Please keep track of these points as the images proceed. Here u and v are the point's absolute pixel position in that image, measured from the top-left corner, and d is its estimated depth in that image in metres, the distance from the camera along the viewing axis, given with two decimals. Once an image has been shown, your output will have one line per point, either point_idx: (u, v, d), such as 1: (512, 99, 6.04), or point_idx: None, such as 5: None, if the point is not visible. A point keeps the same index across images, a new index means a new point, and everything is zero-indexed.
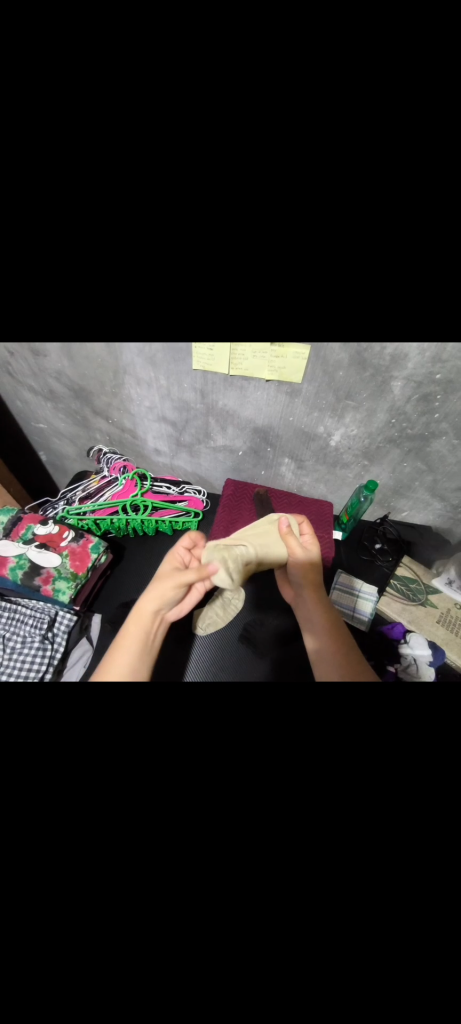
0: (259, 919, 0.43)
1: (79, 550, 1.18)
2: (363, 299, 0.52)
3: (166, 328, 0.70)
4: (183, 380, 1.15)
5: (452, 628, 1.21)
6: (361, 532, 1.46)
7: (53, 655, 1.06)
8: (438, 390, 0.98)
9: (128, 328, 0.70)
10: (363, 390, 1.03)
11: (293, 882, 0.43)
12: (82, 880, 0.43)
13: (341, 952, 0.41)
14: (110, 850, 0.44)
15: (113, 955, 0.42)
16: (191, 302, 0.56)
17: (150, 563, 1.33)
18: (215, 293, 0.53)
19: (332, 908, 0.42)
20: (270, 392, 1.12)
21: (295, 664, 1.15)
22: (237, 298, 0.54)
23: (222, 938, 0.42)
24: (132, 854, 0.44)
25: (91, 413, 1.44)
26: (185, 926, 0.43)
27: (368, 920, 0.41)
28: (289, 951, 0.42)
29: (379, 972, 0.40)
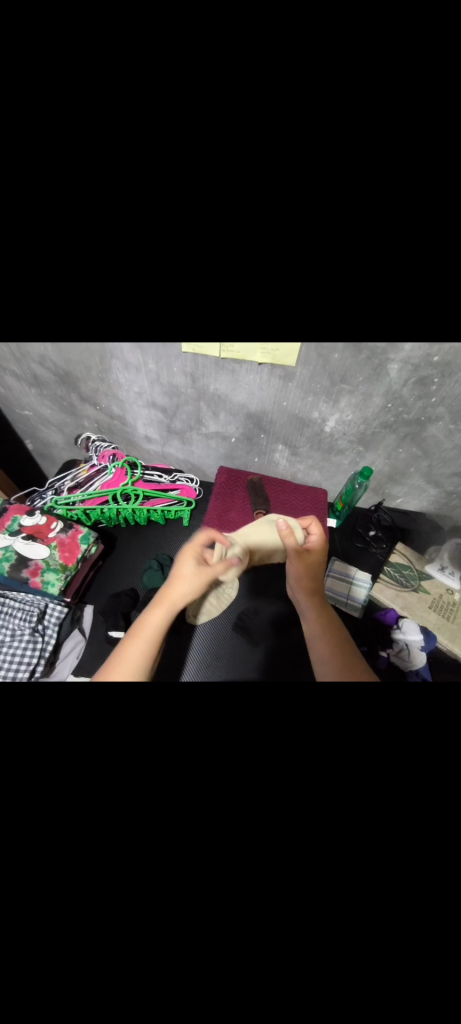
0: (253, 906, 0.43)
1: (68, 542, 1.15)
2: None
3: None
4: (172, 364, 1.11)
5: (444, 613, 1.22)
6: (355, 520, 1.44)
7: (45, 647, 1.04)
8: (435, 374, 0.95)
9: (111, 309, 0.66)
10: (358, 374, 1.00)
11: (285, 867, 0.44)
12: (73, 874, 0.43)
13: (332, 933, 0.42)
14: (102, 844, 0.44)
15: (107, 944, 0.42)
16: None
17: (143, 554, 1.31)
18: None
19: (323, 891, 0.43)
20: (262, 376, 1.08)
21: (289, 651, 1.16)
22: None
23: (216, 923, 0.43)
24: (124, 847, 0.44)
25: (77, 400, 1.38)
26: (180, 915, 0.43)
27: (358, 902, 0.42)
28: (282, 934, 0.42)
29: (368, 949, 0.41)
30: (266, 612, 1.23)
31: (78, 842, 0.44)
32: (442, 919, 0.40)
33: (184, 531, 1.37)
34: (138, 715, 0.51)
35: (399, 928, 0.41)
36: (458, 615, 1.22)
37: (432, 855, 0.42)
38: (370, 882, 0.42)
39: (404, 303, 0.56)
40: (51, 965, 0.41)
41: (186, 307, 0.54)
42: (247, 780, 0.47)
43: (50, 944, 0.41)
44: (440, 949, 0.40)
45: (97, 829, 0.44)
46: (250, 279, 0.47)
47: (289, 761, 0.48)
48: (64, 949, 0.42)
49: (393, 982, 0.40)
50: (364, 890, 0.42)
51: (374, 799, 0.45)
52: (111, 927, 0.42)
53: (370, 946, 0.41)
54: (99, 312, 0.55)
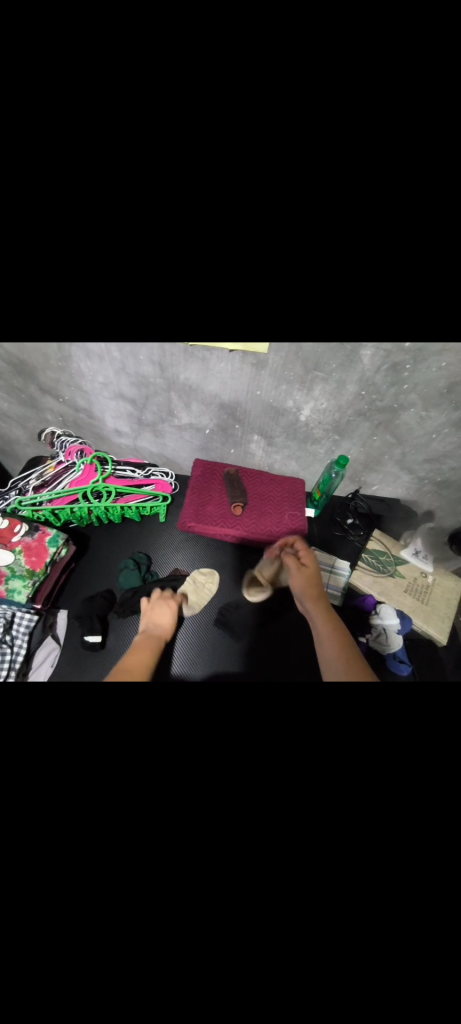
0: (238, 909, 0.42)
1: (35, 546, 1.09)
2: (327, 252, 0.47)
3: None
4: (138, 351, 1.04)
5: (419, 596, 1.26)
6: (333, 509, 1.45)
7: (14, 659, 0.99)
8: (407, 359, 0.95)
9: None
10: (331, 360, 0.98)
11: (269, 870, 0.43)
12: (48, 895, 0.41)
13: (319, 929, 0.42)
14: (78, 861, 0.42)
15: (86, 962, 0.41)
16: (135, 259, 0.48)
17: (118, 553, 1.26)
18: (156, 245, 0.45)
19: (307, 889, 0.43)
20: (234, 363, 1.04)
21: (272, 643, 1.16)
22: (183, 252, 0.47)
23: (200, 933, 0.42)
24: (100, 867, 0.42)
25: (37, 391, 1.29)
26: (163, 925, 0.42)
27: (343, 897, 0.42)
28: (268, 937, 0.42)
29: (352, 941, 0.41)
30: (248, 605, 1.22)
31: (48, 868, 0.41)
32: (421, 899, 0.41)
33: (161, 527, 1.33)
34: (111, 728, 0.49)
35: (383, 914, 0.42)
36: (432, 597, 1.27)
37: (412, 839, 0.43)
38: (354, 874, 0.42)
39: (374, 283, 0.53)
40: (28, 982, 0.40)
41: (144, 282, 0.49)
42: (228, 783, 0.46)
43: (25, 966, 0.40)
44: (423, 932, 0.40)
45: (72, 845, 0.42)
46: (210, 246, 0.42)
47: (271, 762, 0.47)
48: (42, 970, 0.40)
49: (378, 970, 0.41)
50: (349, 882, 0.42)
51: (354, 788, 0.46)
52: (91, 940, 0.41)
53: (356, 936, 0.41)
54: (43, 290, 0.49)
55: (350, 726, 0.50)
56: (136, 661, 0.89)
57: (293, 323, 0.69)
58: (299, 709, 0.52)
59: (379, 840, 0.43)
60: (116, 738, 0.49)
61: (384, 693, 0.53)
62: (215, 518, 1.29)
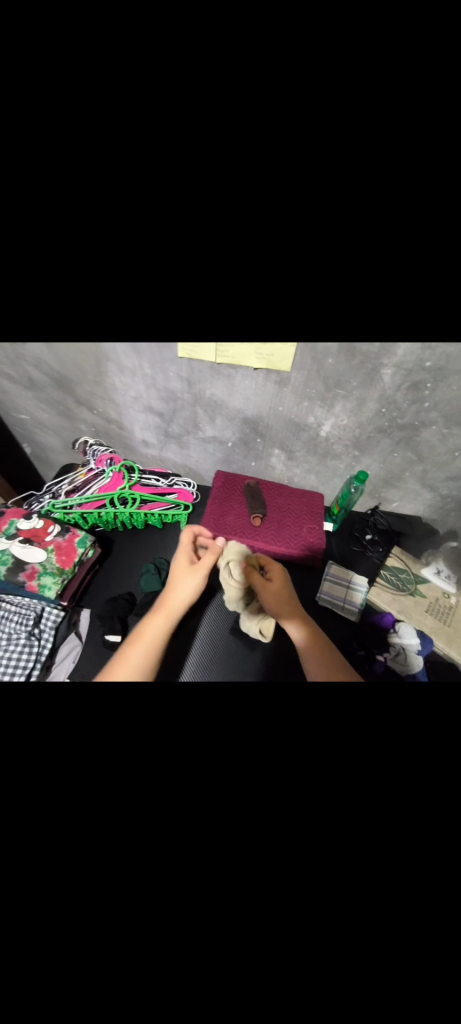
0: (244, 898, 0.44)
1: (65, 547, 1.16)
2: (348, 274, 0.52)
3: (146, 313, 0.67)
4: (169, 369, 1.12)
5: (440, 616, 1.23)
6: (352, 524, 1.45)
7: (41, 653, 1.04)
8: (427, 379, 0.97)
9: (106, 314, 0.68)
10: (352, 379, 1.02)
11: (277, 867, 0.44)
12: (64, 872, 0.43)
13: (325, 932, 0.42)
14: (94, 840, 0.44)
15: (97, 945, 0.42)
16: (171, 285, 0.55)
17: (140, 558, 1.31)
18: (191, 274, 0.52)
19: (314, 889, 0.43)
20: (258, 381, 1.10)
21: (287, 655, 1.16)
22: (214, 281, 0.54)
23: (207, 925, 0.43)
24: (116, 849, 0.44)
25: (75, 404, 1.40)
26: (172, 909, 0.43)
27: (349, 900, 0.43)
28: (273, 935, 0.43)
29: (356, 942, 0.42)
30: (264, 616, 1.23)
31: (68, 845, 0.44)
32: (429, 910, 0.41)
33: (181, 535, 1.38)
34: (130, 714, 0.52)
35: (389, 919, 0.42)
36: (454, 618, 1.22)
37: (410, 843, 0.43)
38: (358, 873, 0.44)
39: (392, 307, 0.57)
40: (40, 966, 0.41)
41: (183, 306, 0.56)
42: (239, 776, 0.47)
43: (39, 943, 0.41)
44: (426, 936, 0.41)
45: (89, 825, 0.44)
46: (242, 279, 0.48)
47: (284, 761, 0.48)
48: (53, 948, 0.42)
49: (379, 967, 0.42)
50: (353, 881, 0.43)
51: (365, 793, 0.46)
52: (102, 922, 0.42)
53: (359, 934, 0.42)
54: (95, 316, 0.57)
55: (361, 733, 0.51)
56: (136, 657, 0.90)
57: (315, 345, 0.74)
58: (311, 712, 0.53)
59: (387, 844, 0.44)
60: (134, 724, 0.51)
61: (397, 702, 0.53)
62: (234, 527, 1.32)
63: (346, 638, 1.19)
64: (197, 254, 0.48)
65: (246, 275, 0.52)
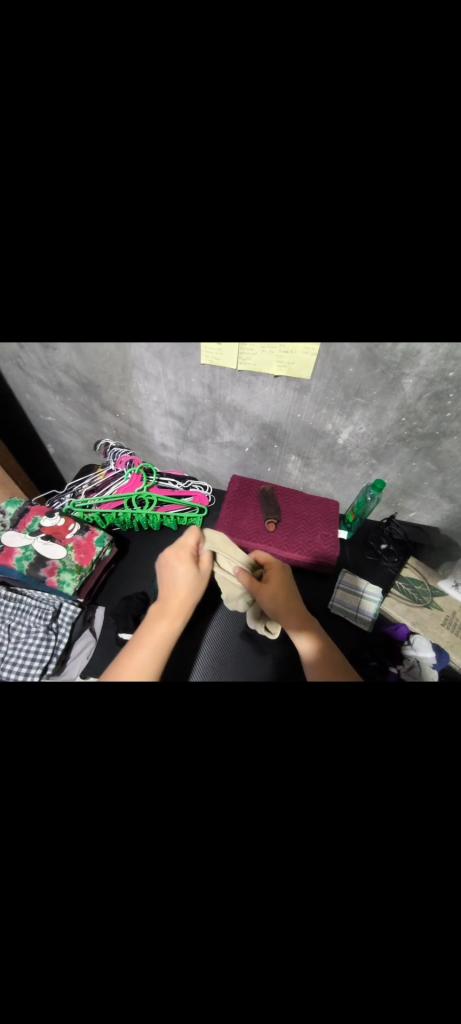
0: (258, 914, 0.43)
1: (85, 544, 1.19)
2: (372, 293, 0.53)
3: (173, 323, 0.70)
4: (191, 375, 1.15)
5: (457, 630, 1.20)
6: (367, 532, 1.44)
7: (57, 647, 1.06)
8: (450, 390, 0.96)
9: (137, 322, 0.71)
10: (373, 388, 1.02)
11: (288, 874, 0.44)
12: (81, 861, 0.44)
13: (336, 944, 0.42)
14: (111, 834, 0.45)
15: (109, 938, 0.43)
16: (202, 296, 0.57)
17: (155, 559, 1.34)
18: (222, 287, 0.54)
19: (325, 900, 0.43)
20: (278, 389, 1.11)
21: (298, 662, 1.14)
22: (245, 294, 0.55)
23: (217, 927, 0.43)
24: (130, 842, 0.45)
25: (98, 408, 1.44)
26: (183, 909, 0.44)
27: (361, 913, 0.42)
28: (282, 943, 0.43)
29: (366, 959, 0.41)
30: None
31: (85, 835, 0.45)
32: (444, 933, 0.40)
33: None
34: (148, 710, 0.53)
35: (403, 937, 0.41)
36: None
37: (426, 861, 0.42)
38: (373, 890, 0.43)
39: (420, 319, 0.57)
40: (54, 955, 0.42)
41: (211, 313, 0.57)
42: (254, 780, 0.48)
43: (55, 931, 0.42)
44: (439, 959, 0.40)
45: (106, 818, 0.46)
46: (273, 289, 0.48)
47: (297, 767, 0.48)
48: (69, 937, 0.43)
49: (390, 988, 0.41)
50: (367, 898, 0.43)
51: (381, 808, 0.45)
52: (115, 918, 0.43)
53: (371, 959, 0.41)
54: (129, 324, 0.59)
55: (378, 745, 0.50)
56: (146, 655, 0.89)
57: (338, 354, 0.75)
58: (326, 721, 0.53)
59: (403, 864, 0.43)
60: (151, 720, 0.53)
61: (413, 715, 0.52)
62: (248, 532, 1.33)
63: (358, 647, 1.18)
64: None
65: (275, 289, 0.54)
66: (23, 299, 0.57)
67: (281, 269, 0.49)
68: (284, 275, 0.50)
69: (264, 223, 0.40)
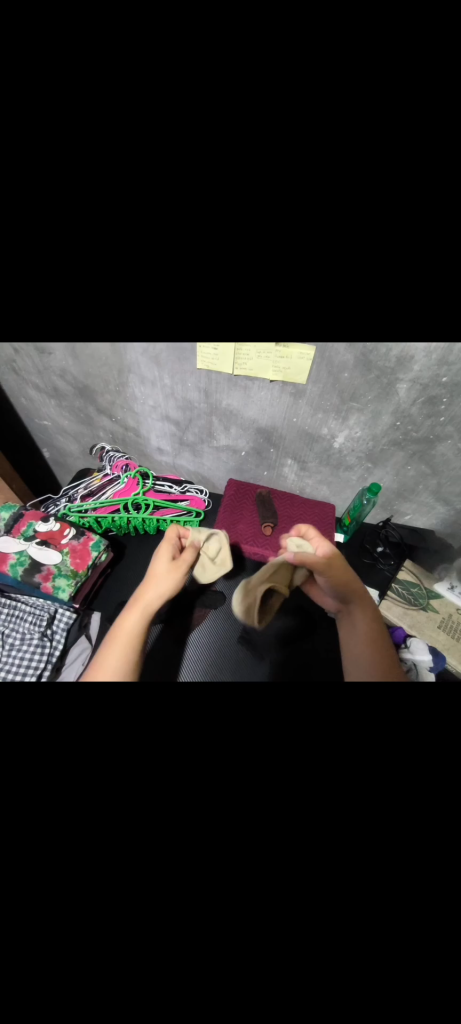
0: (258, 926, 0.43)
1: (80, 549, 1.18)
2: (367, 296, 0.54)
3: (170, 325, 0.70)
4: (187, 379, 1.15)
5: (454, 632, 1.21)
6: (363, 535, 1.44)
7: (52, 654, 1.05)
8: (444, 393, 0.97)
9: (133, 328, 0.71)
10: (368, 392, 1.03)
11: (289, 886, 0.43)
12: (75, 876, 0.43)
13: (338, 957, 0.41)
14: (108, 851, 0.44)
15: (104, 954, 0.42)
16: (197, 299, 0.57)
17: (151, 563, 1.33)
18: (217, 290, 0.54)
19: (326, 912, 0.42)
20: (273, 392, 1.11)
21: (295, 664, 1.16)
22: (241, 296, 0.55)
23: (217, 940, 0.42)
24: (126, 856, 0.44)
25: (94, 411, 1.43)
26: (183, 926, 0.43)
27: (363, 925, 0.42)
28: (282, 956, 0.42)
29: (367, 971, 0.41)
30: (273, 626, 1.22)
31: (80, 848, 0.44)
32: (449, 947, 0.40)
33: None
34: (146, 716, 0.52)
35: (406, 949, 0.41)
36: None
37: (427, 869, 0.42)
38: (375, 904, 0.42)
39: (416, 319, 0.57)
40: (51, 973, 0.41)
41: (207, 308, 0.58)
42: (253, 791, 0.47)
43: (51, 950, 0.42)
44: (444, 972, 0.40)
45: (103, 833, 0.45)
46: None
47: (296, 776, 0.48)
48: (67, 956, 0.42)
49: (393, 999, 0.41)
50: (369, 914, 0.42)
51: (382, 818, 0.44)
52: (113, 937, 0.42)
53: (373, 969, 0.41)
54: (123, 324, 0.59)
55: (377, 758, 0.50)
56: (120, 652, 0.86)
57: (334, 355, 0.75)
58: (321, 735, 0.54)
59: (407, 879, 0.42)
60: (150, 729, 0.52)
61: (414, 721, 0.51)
62: (245, 534, 1.33)
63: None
64: (229, 275, 0.50)
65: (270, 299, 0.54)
66: (19, 305, 0.57)
67: (276, 272, 0.49)
68: (278, 278, 0.50)
69: (261, 219, 0.42)
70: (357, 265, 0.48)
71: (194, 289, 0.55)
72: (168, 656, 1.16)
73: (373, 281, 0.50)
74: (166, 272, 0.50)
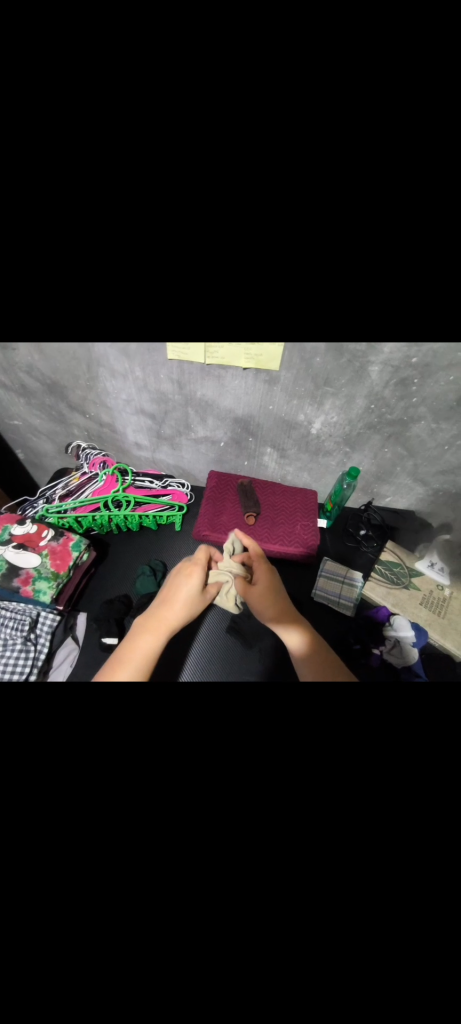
0: (246, 900, 0.45)
1: (60, 550, 1.16)
2: (327, 294, 0.54)
3: (133, 320, 0.67)
4: (159, 371, 1.13)
5: (434, 607, 1.24)
6: (346, 519, 1.46)
7: (37, 655, 1.05)
8: (415, 375, 0.98)
9: (96, 324, 0.69)
10: (341, 376, 1.03)
11: (275, 858, 0.46)
12: (60, 875, 0.44)
13: (324, 920, 0.44)
14: (96, 847, 0.45)
15: (96, 943, 0.43)
16: (159, 298, 0.56)
17: (135, 561, 1.31)
18: (176, 287, 0.53)
19: (311, 877, 0.45)
20: (248, 380, 1.11)
21: (286, 659, 1.15)
22: (202, 294, 0.55)
23: (208, 918, 0.44)
24: (113, 850, 0.45)
25: (66, 408, 1.39)
26: (175, 911, 0.44)
27: (345, 886, 0.44)
28: (271, 925, 0.44)
29: (349, 930, 0.43)
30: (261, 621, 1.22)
31: (65, 846, 0.44)
32: (431, 903, 0.42)
33: (176, 536, 1.39)
34: (132, 712, 0.52)
35: (386, 906, 0.43)
36: (449, 609, 1.24)
37: (402, 825, 0.45)
38: (357, 865, 0.45)
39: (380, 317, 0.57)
40: (41, 973, 0.41)
41: (166, 298, 0.56)
42: (237, 770, 0.49)
43: (47, 950, 0.42)
44: (425, 927, 0.42)
45: (91, 831, 0.45)
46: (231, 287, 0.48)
47: (277, 756, 0.50)
48: (58, 955, 0.42)
49: (377, 954, 0.43)
50: (351, 874, 0.44)
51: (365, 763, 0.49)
52: (105, 928, 0.43)
53: (356, 927, 0.43)
54: (78, 312, 0.57)
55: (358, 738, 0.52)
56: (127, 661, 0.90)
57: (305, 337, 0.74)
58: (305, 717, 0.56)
59: (383, 833, 0.45)
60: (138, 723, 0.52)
61: (389, 694, 0.53)
62: (228, 525, 1.33)
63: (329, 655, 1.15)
64: (191, 274, 0.49)
65: (227, 296, 0.55)
66: None
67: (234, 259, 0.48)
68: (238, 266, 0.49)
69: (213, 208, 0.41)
70: None
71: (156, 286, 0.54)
72: (167, 660, 1.16)
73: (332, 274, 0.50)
74: (121, 268, 0.48)
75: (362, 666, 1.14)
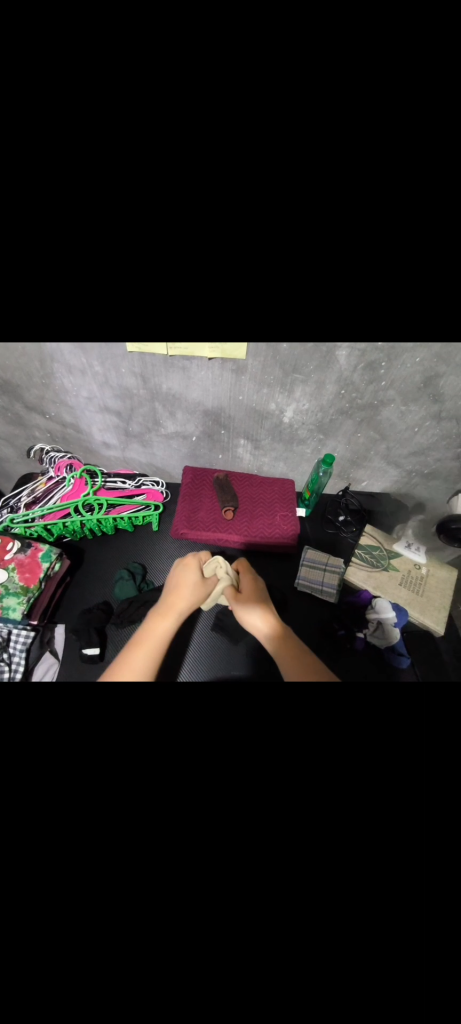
0: (239, 895, 0.45)
1: (29, 563, 1.10)
2: (282, 285, 0.52)
3: (79, 311, 0.61)
4: (120, 365, 1.07)
5: (413, 587, 1.27)
6: (325, 506, 1.46)
7: (13, 670, 1.02)
8: (382, 358, 0.98)
9: (38, 317, 0.63)
10: (309, 362, 1.00)
11: (265, 853, 0.46)
12: (46, 893, 0.44)
13: (316, 906, 0.45)
14: (84, 863, 0.45)
15: (92, 951, 0.43)
16: (106, 289, 0.52)
17: (112, 566, 1.27)
18: (120, 276, 0.48)
19: (300, 864, 0.46)
20: (214, 371, 1.06)
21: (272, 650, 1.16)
22: (151, 284, 0.51)
23: (202, 917, 0.45)
24: (102, 864, 0.45)
25: (24, 409, 1.30)
26: (169, 914, 0.45)
27: (334, 869, 0.46)
28: (265, 915, 0.45)
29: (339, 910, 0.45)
30: None
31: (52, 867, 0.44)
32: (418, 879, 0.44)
33: (153, 536, 1.34)
34: None
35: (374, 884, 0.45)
36: (426, 587, 1.28)
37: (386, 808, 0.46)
38: (344, 849, 0.46)
39: (341, 299, 0.54)
40: (40, 979, 0.43)
41: (113, 289, 0.52)
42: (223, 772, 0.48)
43: (41, 958, 0.43)
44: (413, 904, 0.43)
45: (76, 841, 0.45)
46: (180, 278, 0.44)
47: None
48: (56, 961, 0.43)
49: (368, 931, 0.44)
50: (339, 859, 0.46)
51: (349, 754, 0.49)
52: (101, 935, 0.44)
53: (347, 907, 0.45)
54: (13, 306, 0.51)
55: None
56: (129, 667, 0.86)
57: (267, 323, 0.70)
58: (288, 710, 0.58)
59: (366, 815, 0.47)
60: None
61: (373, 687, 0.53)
62: (206, 522, 1.30)
63: (315, 644, 1.16)
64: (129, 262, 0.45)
65: (179, 285, 0.51)
66: None
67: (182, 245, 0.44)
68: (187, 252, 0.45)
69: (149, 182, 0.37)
70: (264, 231, 0.44)
71: (101, 274, 0.50)
72: None
73: (287, 247, 0.46)
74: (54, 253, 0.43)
75: (347, 650, 1.16)
